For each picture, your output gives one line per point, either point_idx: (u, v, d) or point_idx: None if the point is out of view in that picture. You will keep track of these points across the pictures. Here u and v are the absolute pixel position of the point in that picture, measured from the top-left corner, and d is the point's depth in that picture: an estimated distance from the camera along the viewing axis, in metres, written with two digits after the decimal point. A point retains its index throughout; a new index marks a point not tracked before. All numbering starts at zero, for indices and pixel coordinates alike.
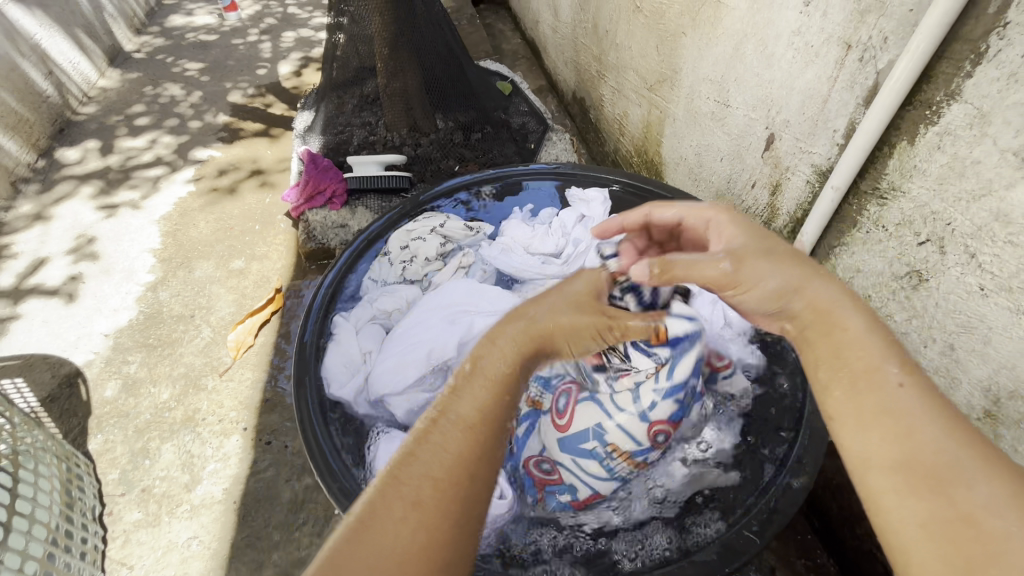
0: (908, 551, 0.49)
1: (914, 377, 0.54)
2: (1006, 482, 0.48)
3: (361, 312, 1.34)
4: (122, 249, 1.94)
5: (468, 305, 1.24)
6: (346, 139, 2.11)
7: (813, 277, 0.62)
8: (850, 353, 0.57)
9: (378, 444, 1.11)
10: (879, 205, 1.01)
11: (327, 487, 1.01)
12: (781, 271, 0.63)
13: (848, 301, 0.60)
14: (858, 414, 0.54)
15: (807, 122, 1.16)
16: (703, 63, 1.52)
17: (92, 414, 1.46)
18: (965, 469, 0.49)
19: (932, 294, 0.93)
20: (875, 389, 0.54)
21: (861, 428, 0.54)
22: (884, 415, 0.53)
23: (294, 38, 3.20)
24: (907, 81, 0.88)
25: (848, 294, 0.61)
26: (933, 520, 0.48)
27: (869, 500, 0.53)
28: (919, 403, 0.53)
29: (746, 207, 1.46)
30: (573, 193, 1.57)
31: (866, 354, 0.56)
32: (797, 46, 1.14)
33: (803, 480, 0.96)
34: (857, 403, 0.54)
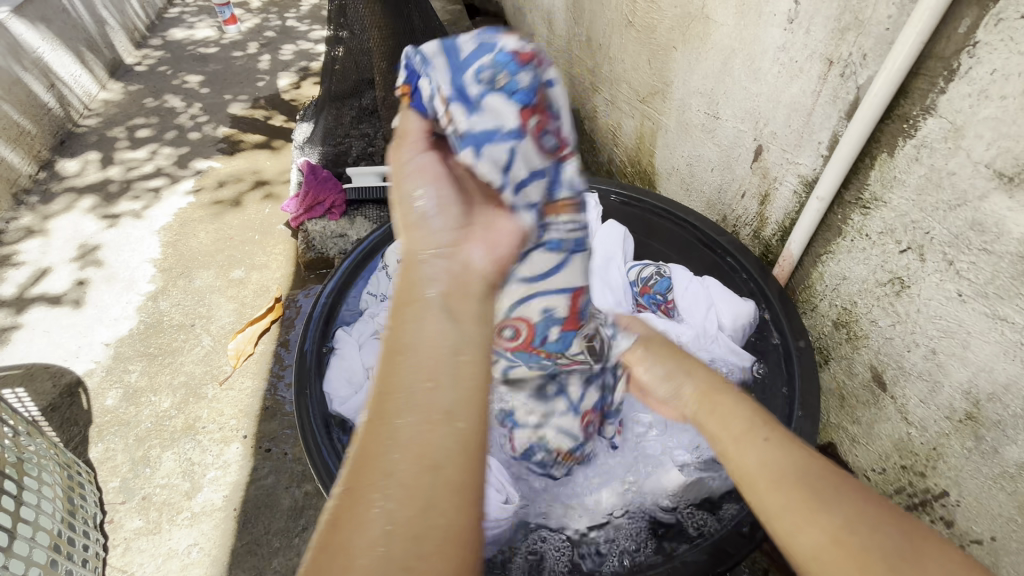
0: (811, 560, 0.55)
1: (771, 432, 0.69)
2: (875, 514, 0.56)
3: (363, 327, 1.38)
4: (123, 259, 1.96)
5: None
6: (345, 151, 2.14)
7: (703, 380, 0.84)
8: (732, 421, 0.74)
9: None
10: (862, 214, 1.05)
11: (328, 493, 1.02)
12: (683, 375, 0.86)
13: (729, 391, 0.80)
14: (753, 465, 0.67)
15: (793, 134, 1.20)
16: (693, 76, 1.57)
17: (93, 423, 1.47)
18: (838, 496, 0.59)
19: (913, 301, 0.97)
20: (750, 443, 0.69)
21: (752, 472, 0.66)
22: (764, 466, 0.65)
23: (293, 51, 3.25)
24: (885, 96, 0.91)
25: (732, 388, 0.81)
26: (826, 542, 0.55)
27: (778, 532, 0.60)
28: (786, 448, 0.67)
29: (736, 217, 1.50)
30: None
31: (736, 421, 0.73)
32: (782, 62, 1.19)
33: None
34: (751, 454, 0.68)
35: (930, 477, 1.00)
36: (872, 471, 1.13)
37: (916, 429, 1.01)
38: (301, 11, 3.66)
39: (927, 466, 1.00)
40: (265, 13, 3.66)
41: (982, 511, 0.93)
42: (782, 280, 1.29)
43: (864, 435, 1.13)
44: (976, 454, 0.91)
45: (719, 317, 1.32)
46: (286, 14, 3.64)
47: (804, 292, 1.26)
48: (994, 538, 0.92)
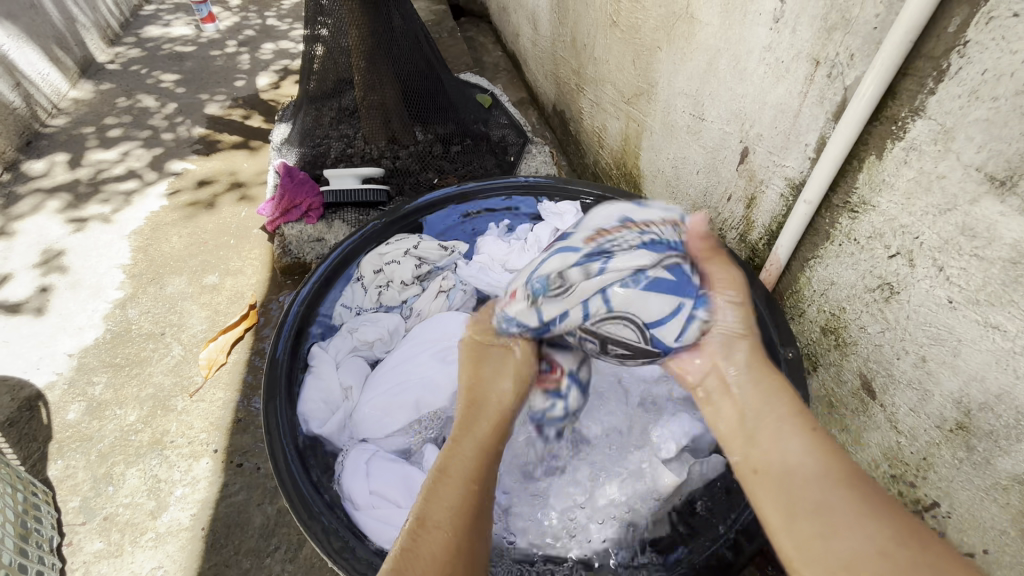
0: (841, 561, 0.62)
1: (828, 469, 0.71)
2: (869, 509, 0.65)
3: (343, 343, 1.31)
4: (90, 265, 1.88)
5: (457, 341, 1.24)
6: (323, 152, 2.09)
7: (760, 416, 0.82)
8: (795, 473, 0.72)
9: (347, 458, 1.11)
10: (850, 218, 1.02)
11: (293, 510, 0.98)
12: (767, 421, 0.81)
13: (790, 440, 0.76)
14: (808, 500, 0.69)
15: (780, 136, 1.18)
16: (679, 77, 1.54)
17: (53, 439, 1.40)
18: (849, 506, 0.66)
19: (903, 307, 0.94)
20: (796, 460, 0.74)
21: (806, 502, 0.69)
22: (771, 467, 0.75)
23: (273, 50, 3.17)
24: (873, 97, 0.89)
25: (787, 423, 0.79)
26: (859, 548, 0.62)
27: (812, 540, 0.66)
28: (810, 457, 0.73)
29: (723, 220, 1.47)
30: (545, 207, 1.58)
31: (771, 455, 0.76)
32: (768, 62, 1.16)
33: None
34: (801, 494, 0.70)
35: (921, 487, 0.98)
36: None
37: (906, 438, 0.99)
38: (281, 10, 3.58)
39: (918, 476, 0.98)
40: (244, 11, 3.57)
41: (974, 523, 0.90)
42: (768, 284, 1.26)
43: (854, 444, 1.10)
44: (967, 465, 0.89)
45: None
46: (266, 12, 3.56)
47: (792, 297, 1.24)
48: (986, 551, 0.90)
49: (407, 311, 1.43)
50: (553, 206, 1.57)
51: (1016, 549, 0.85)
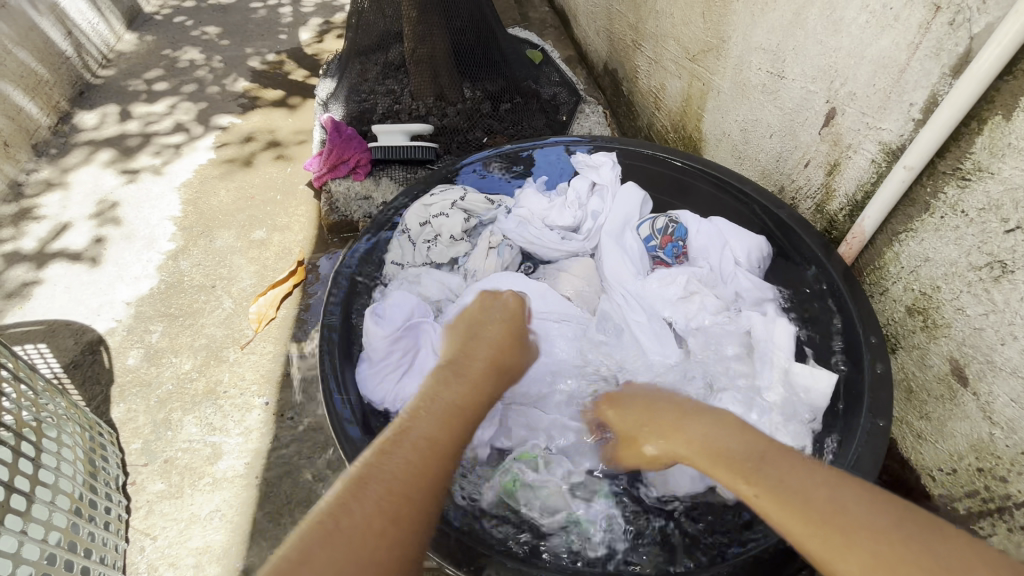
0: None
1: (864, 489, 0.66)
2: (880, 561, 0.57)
3: (397, 311, 1.19)
4: (144, 216, 1.91)
5: None
6: (370, 108, 2.01)
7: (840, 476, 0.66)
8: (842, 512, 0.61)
9: None
10: (959, 187, 0.92)
11: None
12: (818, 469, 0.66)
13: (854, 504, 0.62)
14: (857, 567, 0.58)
15: (878, 95, 1.06)
16: (756, 31, 1.41)
17: (115, 382, 1.44)
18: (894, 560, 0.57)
19: (1016, 288, 0.86)
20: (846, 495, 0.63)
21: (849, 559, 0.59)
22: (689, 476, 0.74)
23: (315, 3, 3.09)
24: (1011, 46, 0.78)
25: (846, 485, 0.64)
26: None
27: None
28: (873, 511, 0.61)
29: (797, 187, 1.36)
30: (579, 159, 1.51)
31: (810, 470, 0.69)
32: (872, 10, 1.04)
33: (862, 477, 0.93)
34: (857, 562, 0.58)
35: (1014, 483, 0.91)
36: (939, 472, 1.04)
37: (1002, 430, 0.91)
38: None
39: (1011, 471, 0.91)
40: None
41: None
42: (847, 259, 1.16)
43: (935, 432, 1.03)
44: None
45: (734, 253, 1.29)
46: None
47: (872, 274, 1.14)
48: None
49: (456, 267, 1.39)
50: (585, 157, 1.51)
51: None
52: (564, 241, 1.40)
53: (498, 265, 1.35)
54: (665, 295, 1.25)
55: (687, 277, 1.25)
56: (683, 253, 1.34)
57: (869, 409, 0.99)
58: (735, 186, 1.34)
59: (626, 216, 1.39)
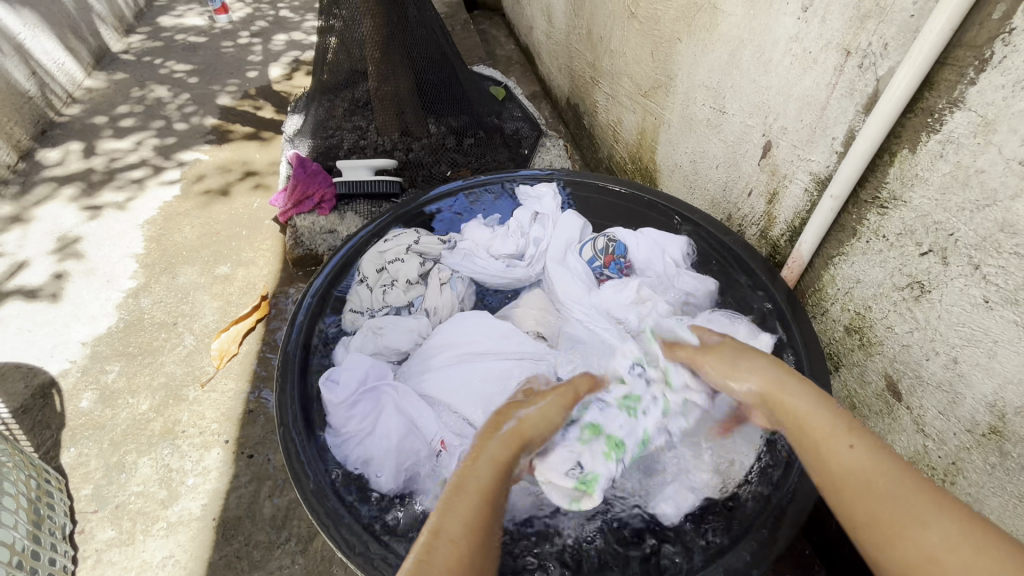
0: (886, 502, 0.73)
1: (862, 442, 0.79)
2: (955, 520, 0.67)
3: (351, 376, 1.13)
4: (104, 253, 1.89)
5: (474, 346, 1.22)
6: (336, 144, 2.07)
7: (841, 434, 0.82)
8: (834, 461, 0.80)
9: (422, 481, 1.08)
10: (879, 214, 0.99)
11: (320, 527, 0.94)
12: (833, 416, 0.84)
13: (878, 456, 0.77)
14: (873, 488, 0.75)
15: (806, 129, 1.14)
16: (699, 69, 1.51)
17: (66, 427, 1.40)
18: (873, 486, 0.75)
19: (934, 306, 0.91)
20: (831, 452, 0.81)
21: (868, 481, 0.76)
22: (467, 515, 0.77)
23: (285, 41, 3.16)
24: (908, 88, 0.86)
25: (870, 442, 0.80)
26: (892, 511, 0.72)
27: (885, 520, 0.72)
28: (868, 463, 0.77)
29: (743, 216, 1.44)
30: (523, 191, 1.57)
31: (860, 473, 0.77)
32: (795, 52, 1.13)
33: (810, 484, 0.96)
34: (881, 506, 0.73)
35: (949, 493, 0.95)
36: None
37: (933, 441, 0.96)
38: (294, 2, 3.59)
39: (945, 481, 0.95)
40: (257, 3, 3.58)
41: (1007, 531, 0.87)
42: (790, 282, 1.23)
43: None
44: (1000, 471, 0.86)
45: (673, 257, 1.37)
46: (279, 3, 3.57)
47: (814, 295, 1.20)
48: None
49: (414, 311, 1.37)
50: (527, 188, 1.57)
51: None
52: (509, 270, 1.44)
53: (455, 298, 1.39)
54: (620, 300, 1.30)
55: (639, 283, 1.30)
56: (627, 268, 1.40)
57: None
58: (683, 216, 1.42)
59: (568, 241, 1.45)
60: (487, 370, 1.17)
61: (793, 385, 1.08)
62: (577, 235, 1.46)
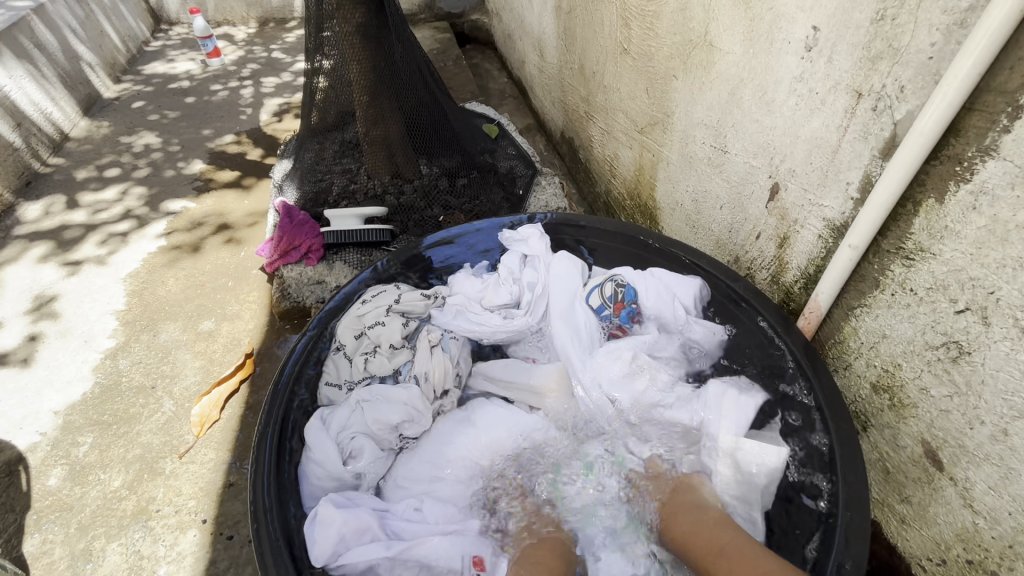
0: None
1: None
2: None
3: (325, 539, 0.96)
4: (83, 311, 1.80)
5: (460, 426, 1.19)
6: (325, 189, 2.00)
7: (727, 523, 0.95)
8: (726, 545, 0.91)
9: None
10: (904, 265, 0.91)
11: None
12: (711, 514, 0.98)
13: None
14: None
15: (816, 173, 1.07)
16: (696, 107, 1.45)
17: (31, 509, 1.29)
18: None
19: (976, 369, 0.82)
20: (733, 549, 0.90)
21: None
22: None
23: (276, 82, 3.15)
24: (932, 135, 0.78)
25: None
26: None
27: None
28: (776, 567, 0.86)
29: (751, 258, 1.36)
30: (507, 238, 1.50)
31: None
32: (800, 93, 1.07)
33: (856, 561, 0.88)
34: None
35: None
36: (930, 561, 0.97)
37: (985, 520, 0.85)
38: (285, 43, 3.61)
39: (1002, 566, 0.85)
40: (249, 46, 3.59)
41: None
42: (807, 333, 1.13)
43: (919, 518, 0.97)
44: None
45: (682, 302, 1.29)
46: (271, 45, 3.58)
47: (834, 348, 1.11)
48: None
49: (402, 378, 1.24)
50: (511, 235, 1.50)
51: None
52: (507, 321, 1.36)
53: (448, 360, 1.26)
54: (612, 374, 1.22)
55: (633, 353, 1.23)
56: (637, 316, 1.33)
57: (845, 498, 0.94)
58: (688, 261, 1.34)
59: (566, 289, 1.37)
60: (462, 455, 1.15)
61: (777, 455, 1.04)
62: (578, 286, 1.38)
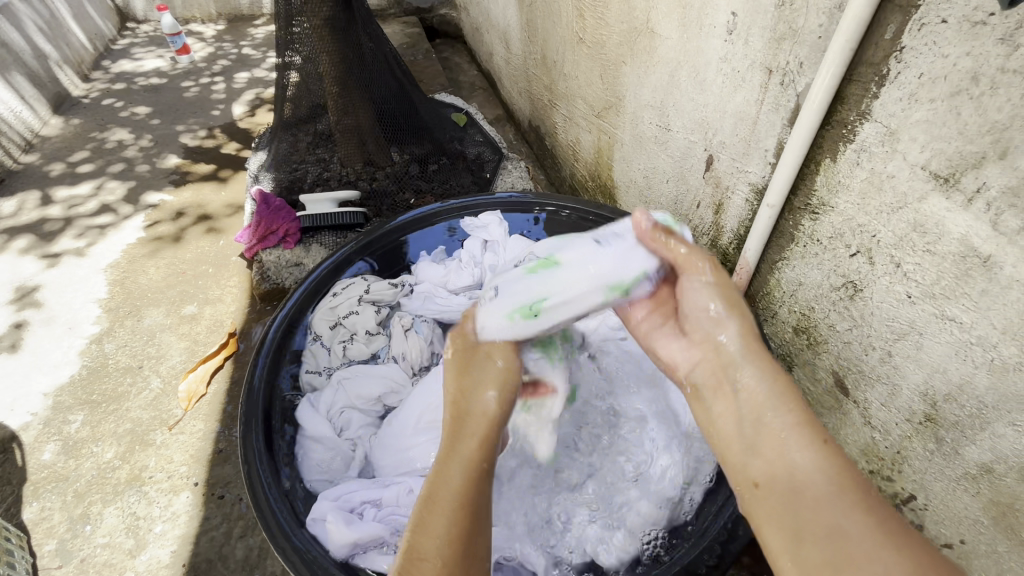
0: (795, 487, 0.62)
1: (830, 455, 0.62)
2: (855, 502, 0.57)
3: (341, 533, 0.96)
4: (66, 300, 1.86)
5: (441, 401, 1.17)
6: (300, 177, 2.08)
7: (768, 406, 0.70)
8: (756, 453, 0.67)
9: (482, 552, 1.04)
10: (812, 219, 1.04)
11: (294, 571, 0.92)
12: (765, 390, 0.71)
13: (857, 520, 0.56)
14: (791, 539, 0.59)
15: (741, 143, 1.21)
16: (644, 89, 1.58)
17: (28, 481, 1.36)
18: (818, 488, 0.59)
19: (867, 303, 0.96)
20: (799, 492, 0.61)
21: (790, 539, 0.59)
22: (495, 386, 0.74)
23: (248, 78, 3.19)
24: (822, 103, 0.91)
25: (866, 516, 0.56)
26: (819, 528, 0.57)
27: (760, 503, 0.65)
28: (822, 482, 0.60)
29: (694, 226, 1.49)
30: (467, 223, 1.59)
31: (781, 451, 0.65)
32: (725, 72, 1.20)
33: None
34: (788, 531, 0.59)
35: (898, 481, 1.00)
36: None
37: (880, 433, 1.00)
38: (256, 40, 3.64)
39: (894, 470, 1.00)
40: (218, 42, 3.61)
41: (950, 514, 0.92)
42: (741, 288, 1.27)
43: (832, 440, 1.12)
44: (938, 456, 0.90)
45: None
46: (241, 41, 3.61)
47: (763, 300, 1.25)
48: (962, 541, 0.92)
49: (381, 360, 1.39)
50: (471, 220, 1.60)
51: (991, 538, 0.86)
52: (472, 300, 1.47)
53: (422, 341, 1.37)
54: None
55: None
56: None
57: None
58: None
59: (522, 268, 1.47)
60: (436, 402, 1.17)
61: None
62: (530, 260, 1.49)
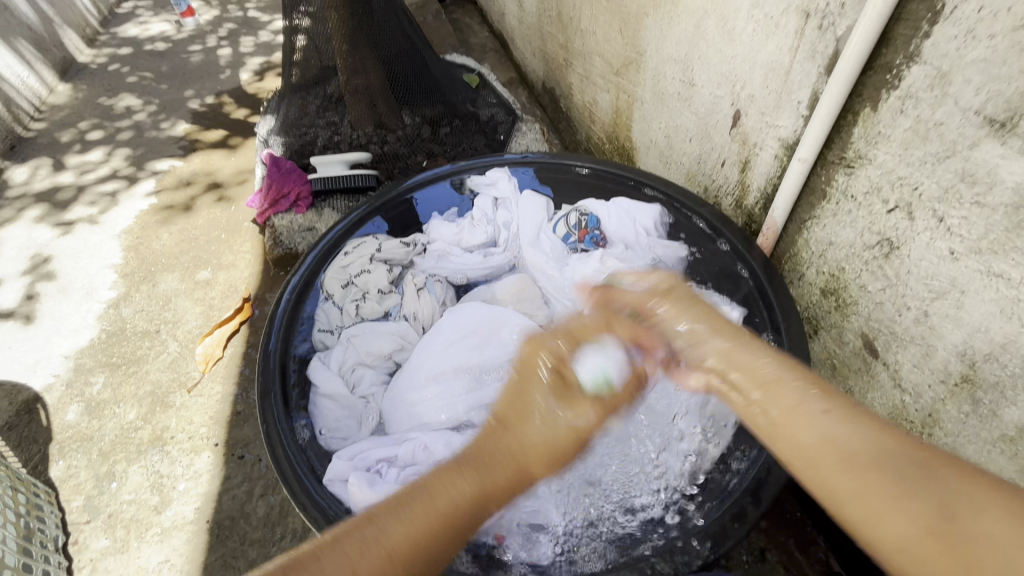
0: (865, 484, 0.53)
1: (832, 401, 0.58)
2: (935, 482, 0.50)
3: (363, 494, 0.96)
4: (81, 266, 1.86)
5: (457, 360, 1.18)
6: (310, 142, 2.01)
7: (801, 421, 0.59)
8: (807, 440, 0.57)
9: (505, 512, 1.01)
10: (847, 174, 0.99)
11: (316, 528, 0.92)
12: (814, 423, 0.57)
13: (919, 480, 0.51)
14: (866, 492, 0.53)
15: (772, 95, 1.14)
16: (667, 43, 1.50)
17: (54, 440, 1.39)
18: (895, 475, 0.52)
19: (903, 261, 0.92)
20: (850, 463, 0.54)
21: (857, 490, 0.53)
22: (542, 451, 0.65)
23: (254, 41, 3.12)
24: (865, 46, 0.85)
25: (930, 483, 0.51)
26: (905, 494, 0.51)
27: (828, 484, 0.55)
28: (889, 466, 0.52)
29: (717, 186, 1.44)
30: (477, 180, 1.56)
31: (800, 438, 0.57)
32: (756, 19, 1.13)
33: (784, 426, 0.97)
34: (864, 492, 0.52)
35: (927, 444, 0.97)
36: None
37: (910, 395, 0.98)
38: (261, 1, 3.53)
39: (924, 433, 0.97)
40: (223, 4, 3.51)
41: None
42: (766, 250, 1.22)
43: (859, 404, 1.09)
44: (974, 418, 0.88)
45: (643, 225, 1.38)
46: (247, 3, 3.51)
47: (789, 261, 1.20)
48: None
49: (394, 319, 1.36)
50: (480, 177, 1.55)
51: None
52: (487, 258, 1.47)
53: (434, 301, 1.36)
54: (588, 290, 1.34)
55: (602, 253, 1.35)
56: (602, 240, 1.41)
57: None
58: (656, 190, 1.39)
59: (538, 223, 1.45)
60: (452, 360, 1.18)
61: None
62: (543, 216, 1.46)
